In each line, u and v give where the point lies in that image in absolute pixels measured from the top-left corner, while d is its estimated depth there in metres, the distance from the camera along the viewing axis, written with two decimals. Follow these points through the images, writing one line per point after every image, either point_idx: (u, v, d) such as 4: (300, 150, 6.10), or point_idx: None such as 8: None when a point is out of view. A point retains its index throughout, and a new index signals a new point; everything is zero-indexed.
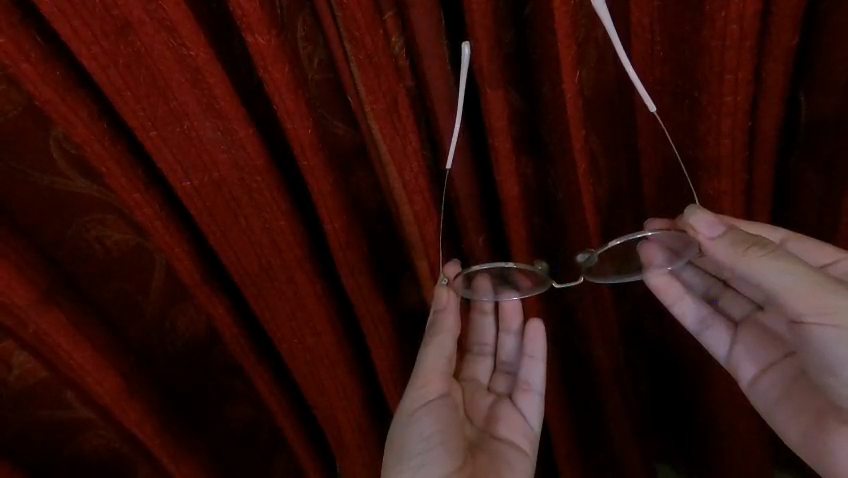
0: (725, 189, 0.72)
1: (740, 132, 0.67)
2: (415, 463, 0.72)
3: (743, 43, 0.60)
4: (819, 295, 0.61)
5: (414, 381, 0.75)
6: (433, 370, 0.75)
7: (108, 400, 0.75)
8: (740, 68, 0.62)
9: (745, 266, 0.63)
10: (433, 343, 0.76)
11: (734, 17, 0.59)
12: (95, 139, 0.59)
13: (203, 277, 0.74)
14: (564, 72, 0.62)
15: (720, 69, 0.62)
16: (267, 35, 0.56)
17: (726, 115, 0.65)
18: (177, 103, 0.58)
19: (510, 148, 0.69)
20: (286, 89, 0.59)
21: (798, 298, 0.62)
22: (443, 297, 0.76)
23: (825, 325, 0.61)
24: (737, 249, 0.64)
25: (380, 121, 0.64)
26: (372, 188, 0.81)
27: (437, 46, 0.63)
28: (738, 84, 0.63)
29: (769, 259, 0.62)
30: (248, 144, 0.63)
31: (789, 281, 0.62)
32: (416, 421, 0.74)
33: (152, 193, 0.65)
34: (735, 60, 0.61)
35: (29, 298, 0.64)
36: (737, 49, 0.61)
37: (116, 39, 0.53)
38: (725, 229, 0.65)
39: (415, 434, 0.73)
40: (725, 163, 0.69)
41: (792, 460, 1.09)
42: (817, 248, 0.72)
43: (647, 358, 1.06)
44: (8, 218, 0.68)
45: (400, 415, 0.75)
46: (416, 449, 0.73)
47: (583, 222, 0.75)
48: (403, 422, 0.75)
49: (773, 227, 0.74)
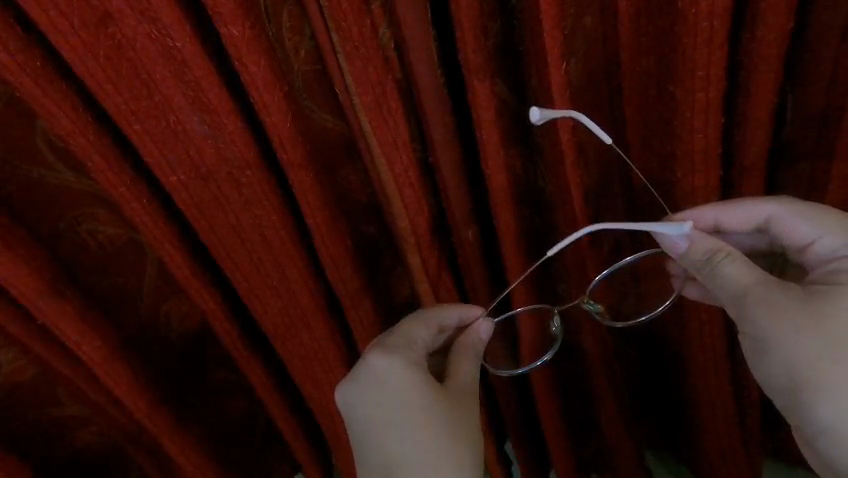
0: (697, 184, 0.73)
1: (710, 129, 0.68)
2: (424, 451, 0.71)
3: (710, 42, 0.61)
4: (756, 287, 0.69)
5: (461, 390, 0.76)
6: (471, 380, 0.77)
7: (120, 383, 0.77)
8: (710, 66, 0.62)
9: (708, 273, 0.72)
10: (466, 356, 0.79)
11: (705, 14, 0.59)
12: (78, 132, 0.58)
13: (194, 270, 0.73)
14: (550, 61, 0.61)
15: (689, 67, 0.63)
16: (241, 26, 0.55)
17: (696, 111, 0.66)
18: (161, 95, 0.57)
19: (497, 140, 0.69)
20: (264, 81, 0.59)
21: (750, 282, 0.70)
22: (483, 331, 0.80)
23: (753, 297, 0.69)
24: (704, 259, 0.72)
25: (370, 113, 0.64)
26: (361, 184, 0.81)
27: (424, 36, 0.62)
28: (709, 80, 0.64)
29: (727, 264, 0.70)
30: (236, 137, 0.62)
31: (743, 281, 0.70)
32: (443, 407, 0.73)
33: (139, 187, 0.65)
34: (705, 58, 0.62)
35: (28, 290, 0.65)
36: (707, 47, 0.61)
37: (96, 30, 0.52)
38: (693, 240, 0.72)
39: (432, 423, 0.72)
40: (696, 158, 0.70)
41: (779, 437, 1.13)
42: (807, 224, 0.72)
43: (636, 348, 1.09)
44: (8, 209, 0.67)
45: (420, 392, 0.73)
46: (433, 440, 0.71)
47: (573, 217, 0.77)
48: (431, 414, 0.72)
49: (758, 205, 0.73)
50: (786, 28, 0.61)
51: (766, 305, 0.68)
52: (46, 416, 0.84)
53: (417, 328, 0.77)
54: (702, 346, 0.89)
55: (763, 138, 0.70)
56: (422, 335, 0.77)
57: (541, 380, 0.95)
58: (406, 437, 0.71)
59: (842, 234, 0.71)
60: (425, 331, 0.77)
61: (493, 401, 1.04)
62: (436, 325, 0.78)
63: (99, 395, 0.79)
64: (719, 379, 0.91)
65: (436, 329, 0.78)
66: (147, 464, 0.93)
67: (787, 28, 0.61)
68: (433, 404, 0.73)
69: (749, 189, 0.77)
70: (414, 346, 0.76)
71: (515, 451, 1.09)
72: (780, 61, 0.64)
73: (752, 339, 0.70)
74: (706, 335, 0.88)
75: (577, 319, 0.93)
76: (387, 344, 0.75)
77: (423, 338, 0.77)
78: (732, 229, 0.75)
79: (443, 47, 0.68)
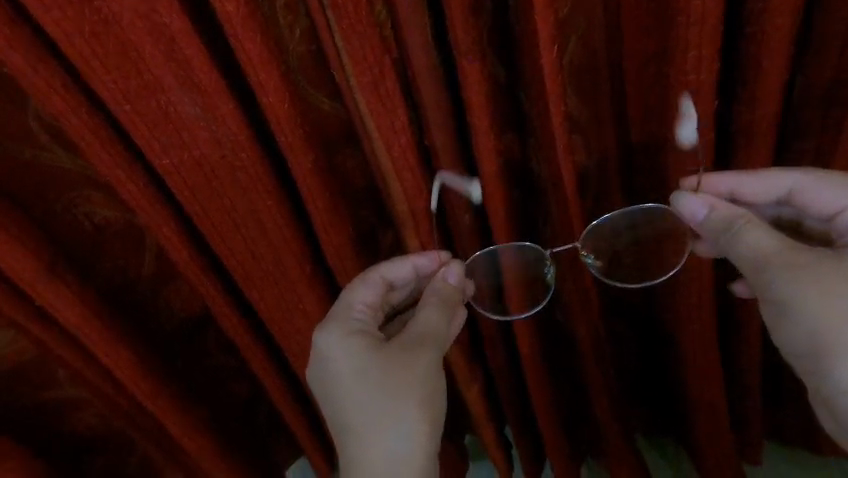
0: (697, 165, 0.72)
1: (711, 108, 0.66)
2: (402, 406, 0.66)
3: (712, 18, 0.59)
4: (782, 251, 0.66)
5: (418, 335, 0.72)
6: (430, 323, 0.73)
7: (117, 366, 0.77)
8: (709, 45, 0.61)
9: (728, 239, 0.70)
10: (430, 301, 0.76)
11: None
12: (71, 113, 0.57)
13: (191, 254, 0.73)
14: (544, 42, 0.60)
15: (688, 45, 0.61)
16: (235, 3, 0.53)
17: (697, 90, 0.64)
18: (151, 76, 0.56)
19: (490, 122, 0.68)
20: (259, 60, 0.58)
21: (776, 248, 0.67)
22: (451, 275, 0.78)
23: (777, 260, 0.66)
24: (723, 226, 0.70)
25: (362, 93, 0.63)
26: (358, 168, 0.81)
27: (417, 12, 0.61)
28: (708, 59, 0.62)
29: (746, 231, 0.68)
30: (228, 119, 0.61)
31: (763, 249, 0.67)
32: (420, 356, 0.70)
33: (135, 170, 0.64)
34: (703, 36, 0.60)
35: (23, 272, 0.65)
36: (705, 24, 0.59)
37: (83, 7, 0.51)
38: (714, 206, 0.72)
39: (408, 376, 0.68)
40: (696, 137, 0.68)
41: (777, 422, 1.13)
42: (831, 192, 0.70)
43: (634, 331, 1.09)
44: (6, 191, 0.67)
45: (390, 349, 0.70)
46: (410, 393, 0.67)
47: (570, 200, 0.76)
48: (388, 368, 0.68)
49: (772, 174, 0.71)
50: (790, 3, 0.59)
51: (793, 265, 0.65)
52: (48, 398, 0.85)
53: (363, 289, 0.76)
54: (699, 330, 0.88)
55: (767, 119, 0.69)
56: (371, 295, 0.77)
57: (537, 365, 0.94)
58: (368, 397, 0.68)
59: None
60: (368, 289, 0.76)
61: (491, 385, 1.04)
62: (385, 282, 0.78)
63: (97, 378, 0.79)
64: (715, 364, 0.91)
65: (386, 286, 0.78)
66: (149, 445, 0.95)
67: (790, 3, 0.59)
68: (388, 358, 0.69)
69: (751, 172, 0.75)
70: (366, 310, 0.76)
71: (510, 434, 1.09)
72: (784, 37, 0.62)
73: (775, 304, 0.66)
74: (698, 318, 0.87)
75: (571, 306, 0.92)
76: (336, 314, 0.75)
77: (377, 301, 0.77)
78: (748, 199, 0.74)
79: (439, 27, 0.66)
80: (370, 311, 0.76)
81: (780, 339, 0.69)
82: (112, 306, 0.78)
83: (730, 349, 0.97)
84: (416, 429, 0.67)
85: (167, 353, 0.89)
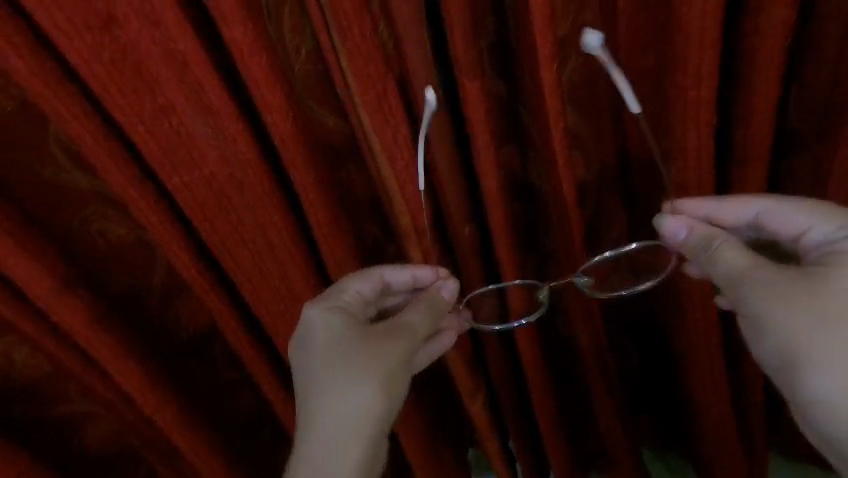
0: (695, 178, 0.73)
1: (708, 124, 0.67)
2: (362, 384, 0.70)
3: (709, 37, 0.60)
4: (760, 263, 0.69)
5: (396, 330, 0.75)
6: (411, 322, 0.76)
7: (126, 379, 0.78)
8: (707, 63, 0.62)
9: (706, 257, 0.71)
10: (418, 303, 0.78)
11: (700, 12, 0.58)
12: (86, 133, 0.59)
13: (199, 268, 0.75)
14: (544, 62, 0.62)
15: (685, 63, 0.63)
16: (245, 28, 0.56)
17: (694, 107, 0.66)
18: (164, 98, 0.59)
19: (491, 139, 0.70)
20: (267, 81, 0.60)
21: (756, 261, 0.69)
22: (446, 289, 0.80)
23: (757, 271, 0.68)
24: (703, 246, 0.72)
25: (367, 112, 0.65)
26: (361, 182, 0.83)
27: (420, 35, 0.63)
28: (705, 76, 0.63)
29: (724, 248, 0.70)
30: (237, 138, 0.63)
31: (741, 264, 0.69)
32: (395, 344, 0.73)
33: (146, 187, 0.66)
34: (700, 55, 0.62)
35: (36, 287, 0.67)
36: (702, 43, 0.61)
37: (101, 34, 0.53)
38: (692, 227, 0.73)
39: (375, 360, 0.71)
40: (694, 152, 0.70)
41: (780, 433, 1.13)
42: (799, 214, 0.70)
43: (636, 342, 1.09)
44: (21, 208, 0.68)
45: (366, 334, 0.73)
46: (372, 375, 0.70)
47: (571, 214, 0.77)
48: (358, 350, 0.72)
49: (749, 200, 0.72)
50: (783, 22, 0.61)
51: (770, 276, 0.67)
52: (57, 410, 0.86)
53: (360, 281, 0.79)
54: (700, 341, 0.88)
55: (762, 134, 0.70)
56: (367, 289, 0.79)
57: (539, 376, 0.95)
58: (332, 371, 0.71)
59: (837, 220, 0.69)
60: (365, 282, 0.79)
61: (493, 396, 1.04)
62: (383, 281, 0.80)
63: (106, 390, 0.81)
64: (717, 375, 0.91)
65: (383, 285, 0.80)
66: (155, 457, 0.95)
67: (784, 23, 0.61)
68: (361, 344, 0.72)
69: (747, 185, 0.77)
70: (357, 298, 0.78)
71: (512, 446, 1.09)
72: (779, 55, 0.63)
73: (752, 319, 0.68)
74: (702, 330, 0.87)
75: (573, 318, 0.93)
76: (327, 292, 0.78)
77: (371, 293, 0.79)
78: (723, 225, 0.74)
79: (440, 47, 0.68)
80: (361, 301, 0.78)
81: (755, 351, 0.70)
82: (121, 319, 0.79)
83: (732, 360, 0.98)
84: (369, 405, 0.70)
85: (174, 365, 0.90)
